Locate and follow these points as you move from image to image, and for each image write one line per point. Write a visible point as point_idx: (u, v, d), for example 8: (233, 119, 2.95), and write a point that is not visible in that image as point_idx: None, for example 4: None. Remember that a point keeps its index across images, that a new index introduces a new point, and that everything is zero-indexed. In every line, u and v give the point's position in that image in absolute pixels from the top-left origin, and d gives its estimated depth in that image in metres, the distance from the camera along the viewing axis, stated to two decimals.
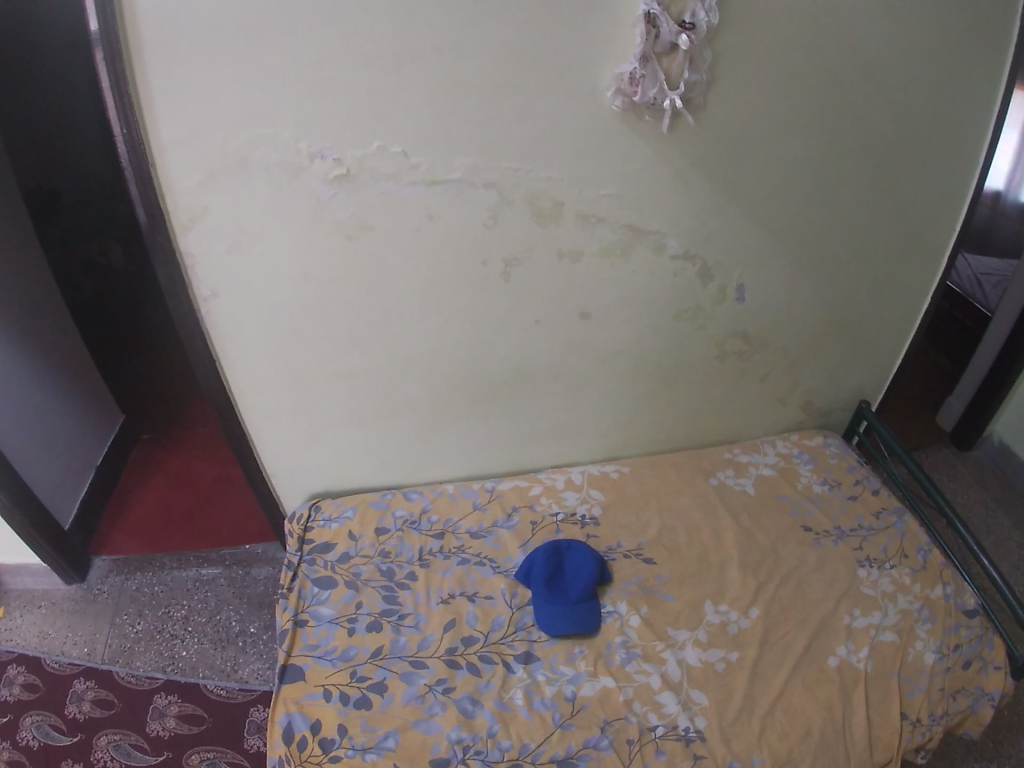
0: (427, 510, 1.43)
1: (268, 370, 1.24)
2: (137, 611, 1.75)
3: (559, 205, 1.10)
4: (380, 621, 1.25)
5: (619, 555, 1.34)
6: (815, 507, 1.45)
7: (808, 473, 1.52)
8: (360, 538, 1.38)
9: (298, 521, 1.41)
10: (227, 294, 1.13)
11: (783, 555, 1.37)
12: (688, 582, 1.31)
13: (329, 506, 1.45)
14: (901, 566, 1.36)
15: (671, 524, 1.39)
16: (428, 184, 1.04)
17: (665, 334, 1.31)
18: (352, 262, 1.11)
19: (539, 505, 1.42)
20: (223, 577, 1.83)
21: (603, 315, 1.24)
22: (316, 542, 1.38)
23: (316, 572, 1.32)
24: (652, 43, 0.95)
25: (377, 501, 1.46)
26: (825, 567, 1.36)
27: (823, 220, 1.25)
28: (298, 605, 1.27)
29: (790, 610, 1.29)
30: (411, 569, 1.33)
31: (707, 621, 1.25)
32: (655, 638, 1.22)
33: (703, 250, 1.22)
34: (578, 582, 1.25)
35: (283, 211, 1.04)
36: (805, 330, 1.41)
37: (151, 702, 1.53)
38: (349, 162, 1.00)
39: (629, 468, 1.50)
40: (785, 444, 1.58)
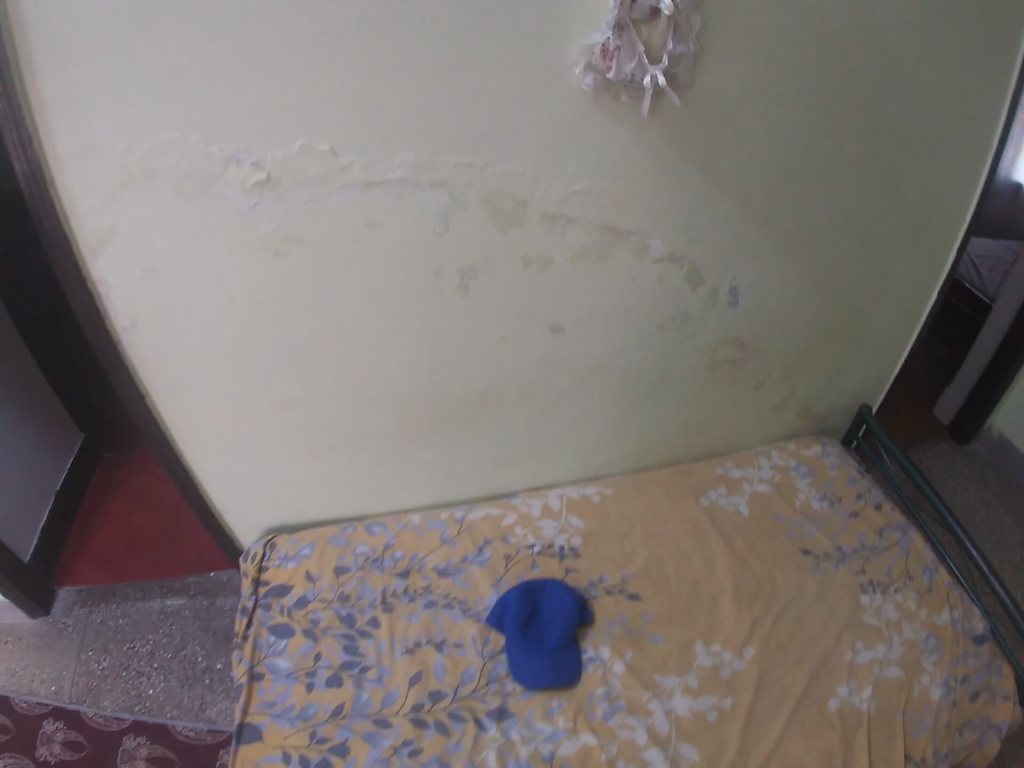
0: (390, 546, 1.28)
1: (204, 402, 1.08)
2: (103, 644, 1.61)
3: (523, 205, 0.93)
4: (340, 674, 1.12)
5: (601, 592, 1.21)
6: (814, 527, 1.32)
7: (807, 488, 1.38)
8: (319, 579, 1.24)
9: (252, 561, 1.26)
10: (150, 323, 0.96)
11: (780, 584, 1.24)
12: (677, 620, 1.18)
13: (285, 542, 1.30)
14: (906, 589, 1.24)
15: (659, 553, 1.27)
16: (364, 187, 0.87)
17: (649, 346, 1.16)
18: (285, 281, 0.94)
19: (513, 537, 1.28)
20: (187, 608, 1.68)
21: (579, 327, 1.09)
22: (271, 585, 1.23)
23: (271, 619, 1.19)
24: (627, 8, 0.78)
25: (336, 537, 1.30)
26: (827, 595, 1.23)
27: (822, 214, 1.09)
28: (254, 657, 1.14)
29: (788, 647, 1.16)
30: (373, 614, 1.19)
31: (698, 664, 1.13)
32: (642, 687, 1.10)
33: (691, 251, 1.06)
34: (556, 627, 1.13)
35: (199, 225, 0.87)
36: (803, 333, 1.27)
37: (122, 744, 1.39)
38: (269, 165, 0.83)
39: (612, 489, 1.36)
40: (781, 455, 1.43)
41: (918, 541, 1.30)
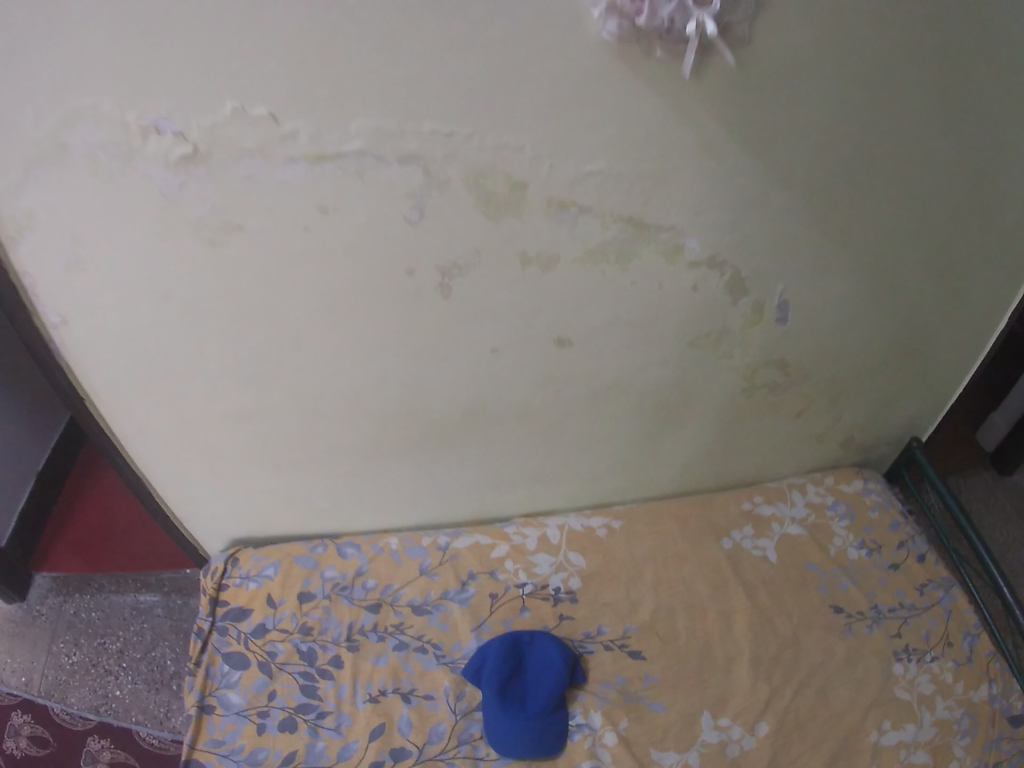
0: (362, 573, 1.06)
1: (155, 411, 0.91)
2: (76, 635, 1.45)
3: (518, 187, 0.74)
4: (295, 718, 0.93)
5: (598, 646, 1.00)
6: (849, 581, 1.10)
7: (843, 533, 1.15)
8: (280, 606, 1.03)
9: (212, 577, 1.06)
10: (83, 322, 0.79)
11: (806, 648, 1.03)
12: (684, 685, 0.97)
13: (249, 558, 1.08)
14: (944, 659, 1.03)
15: (670, 606, 1.04)
16: (313, 161, 0.68)
17: (674, 364, 0.95)
18: (225, 274, 0.76)
19: (502, 575, 1.06)
20: (161, 606, 1.50)
21: (588, 340, 0.89)
22: (229, 608, 1.03)
23: (226, 646, 0.99)
24: None
25: (304, 557, 1.08)
26: (855, 664, 1.02)
27: (892, 217, 0.87)
28: (205, 688, 0.96)
29: (809, 724, 0.96)
30: (337, 652, 0.99)
31: (704, 741, 0.92)
32: (635, 765, 0.89)
33: (733, 252, 0.85)
34: (544, 686, 0.92)
35: (122, 205, 0.69)
36: (853, 355, 1.05)
37: (85, 745, 1.28)
38: (196, 136, 0.65)
39: (621, 522, 1.12)
40: (818, 490, 1.20)
41: (963, 601, 1.09)
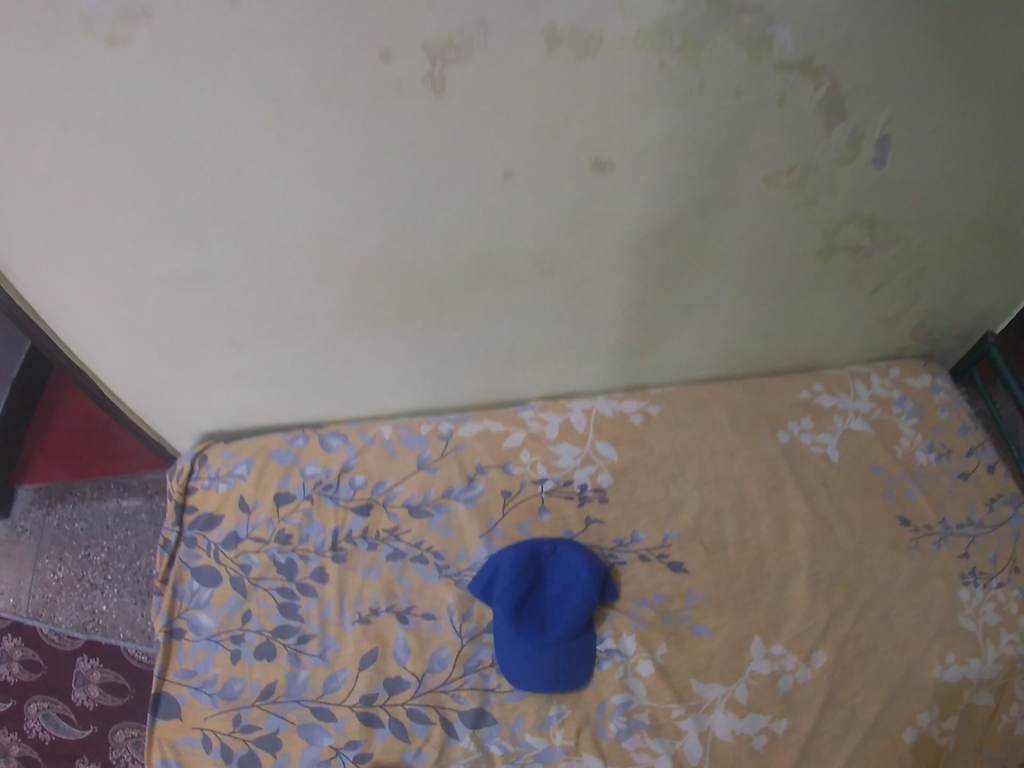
0: (350, 469, 0.83)
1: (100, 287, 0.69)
2: (60, 546, 1.20)
3: None
4: (274, 643, 0.77)
5: (632, 557, 0.79)
6: (917, 488, 0.88)
7: (912, 433, 0.92)
8: (256, 511, 0.83)
9: (175, 480, 0.85)
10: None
11: (872, 564, 0.83)
12: (733, 605, 0.77)
13: (220, 455, 0.87)
14: (1011, 587, 0.82)
15: (718, 507, 0.81)
16: None
17: (744, 211, 0.69)
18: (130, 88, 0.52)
19: (517, 467, 0.82)
20: (144, 513, 1.23)
21: (634, 166, 0.62)
22: (199, 514, 0.83)
23: (196, 559, 0.81)
24: None
25: (282, 451, 0.86)
26: (921, 588, 0.82)
27: None
28: (172, 609, 0.79)
29: (871, 655, 0.78)
30: (320, 565, 0.80)
31: (753, 671, 0.76)
32: (673, 698, 0.74)
33: (844, 54, 0.58)
34: (567, 611, 0.73)
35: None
36: (956, 215, 0.78)
37: (74, 666, 1.08)
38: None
39: (660, 408, 0.86)
40: (882, 382, 0.94)
41: None
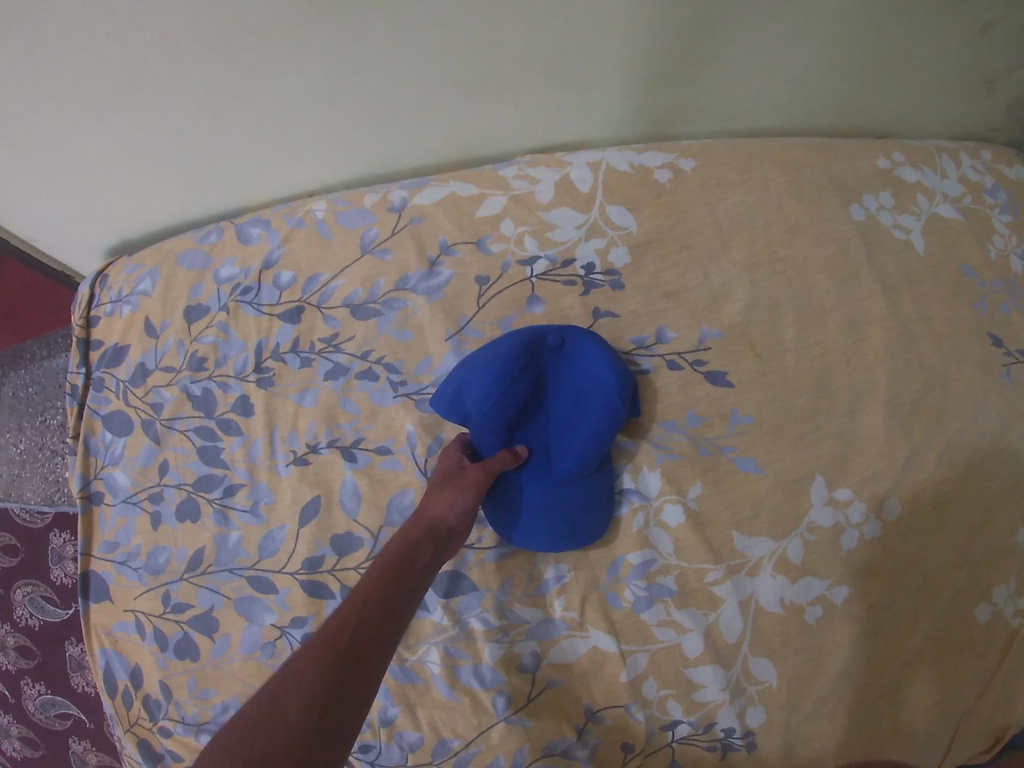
0: (273, 265, 0.62)
1: None
2: (18, 416, 0.95)
3: None
4: (196, 500, 0.59)
5: (658, 362, 0.58)
6: (1014, 301, 0.66)
7: (1005, 232, 0.69)
8: (163, 332, 0.62)
9: (74, 312, 0.66)
10: None
11: (960, 391, 0.62)
12: (787, 434, 0.58)
13: (122, 272, 0.66)
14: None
15: (769, 302, 0.60)
16: None
17: None
18: None
19: (496, 246, 0.60)
20: None
21: None
22: (104, 347, 0.64)
23: (105, 406, 0.63)
24: None
25: (192, 255, 0.64)
26: (1012, 426, 0.63)
27: None
28: (88, 470, 0.63)
29: (952, 507, 0.60)
30: (245, 394, 0.60)
31: (811, 524, 0.57)
32: (707, 558, 0.55)
33: None
34: (578, 440, 0.53)
35: None
36: None
37: (46, 542, 0.87)
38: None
39: (696, 162, 0.63)
40: (973, 163, 0.72)
41: None
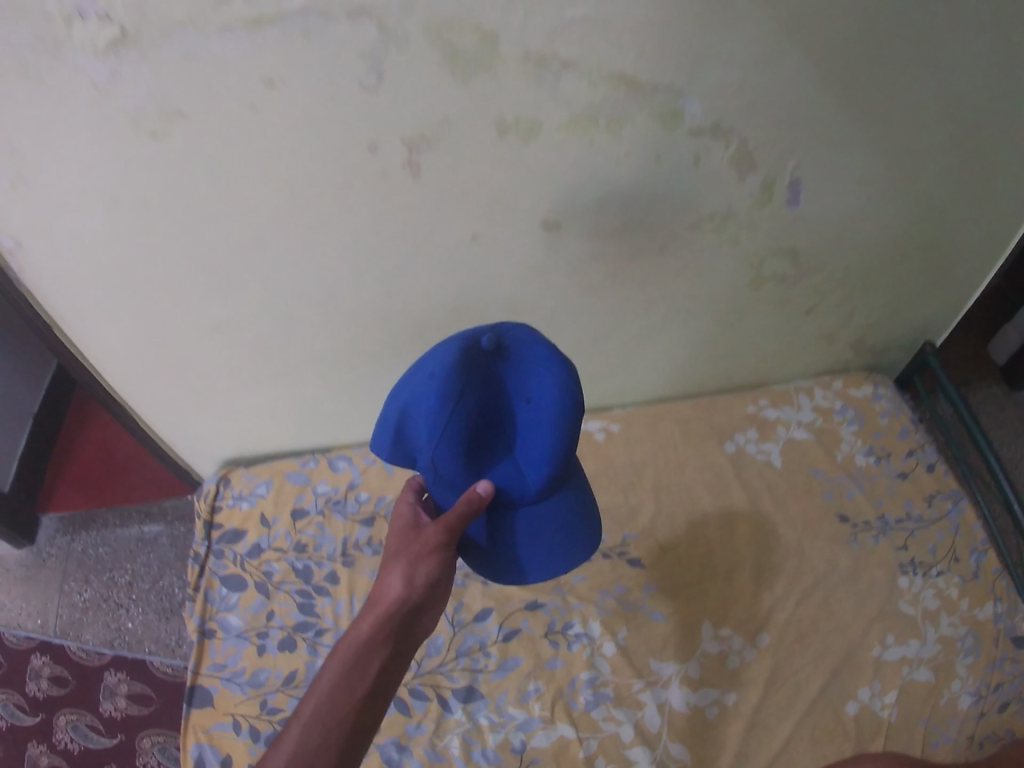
0: (355, 486, 0.99)
1: (119, 328, 0.92)
2: (87, 569, 1.38)
3: (490, 40, 0.65)
4: (294, 638, 0.89)
5: (596, 556, 0.94)
6: (856, 489, 1.04)
7: (852, 439, 1.09)
8: (276, 524, 0.97)
9: (201, 501, 0.99)
10: (32, 240, 0.78)
11: (811, 556, 0.97)
12: (686, 593, 0.92)
13: (241, 478, 1.01)
14: (950, 574, 0.97)
15: (668, 512, 0.99)
16: (250, 25, 0.62)
17: (684, 251, 0.88)
18: (169, 165, 0.72)
19: None
20: (165, 537, 1.41)
21: (576, 224, 0.83)
22: (224, 529, 0.97)
23: (224, 568, 0.94)
24: None
25: (296, 474, 1.00)
26: (859, 577, 0.96)
27: (913, 79, 0.77)
28: (204, 613, 0.91)
29: (814, 635, 0.91)
30: (333, 569, 0.93)
31: (703, 650, 0.89)
32: (635, 675, 0.86)
33: (744, 123, 0.76)
34: (537, 451, 0.61)
35: (50, 93, 0.65)
36: (871, 243, 0.98)
37: (101, 680, 1.23)
38: (121, 15, 0.60)
39: (620, 426, 1.06)
40: (825, 394, 1.13)
41: (971, 513, 1.03)
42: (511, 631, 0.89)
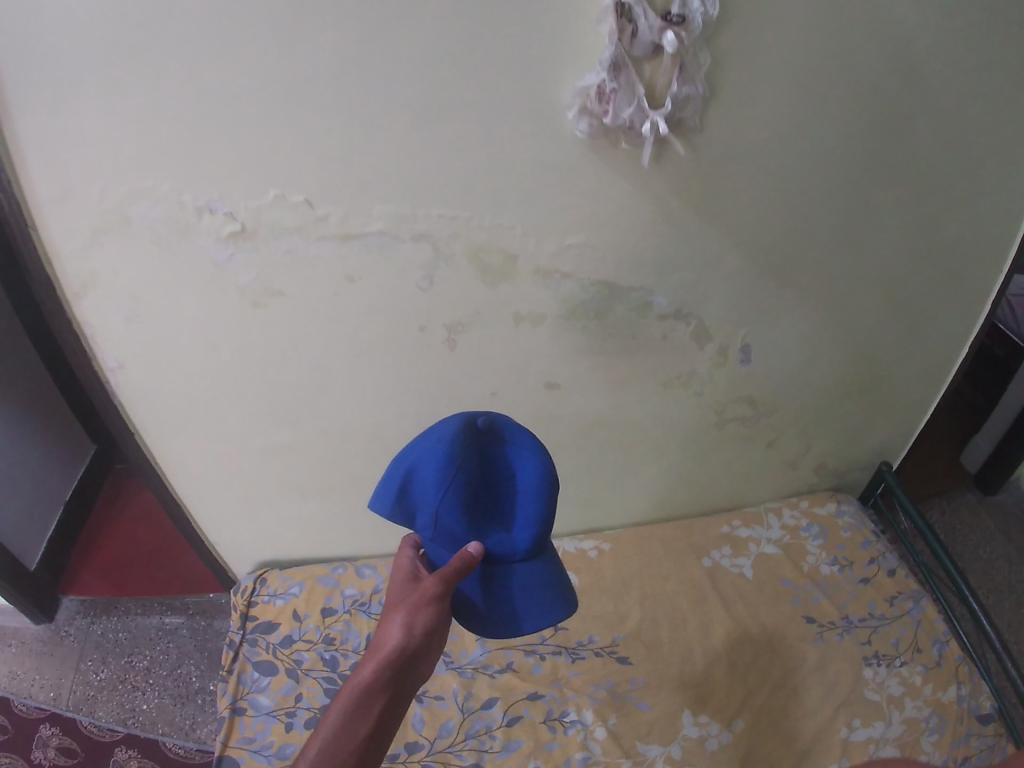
0: (377, 591, 1.28)
1: (194, 445, 1.17)
2: (105, 651, 1.62)
3: (512, 260, 0.94)
4: (318, 717, 1.10)
5: (590, 653, 1.14)
6: (821, 594, 1.23)
7: (816, 551, 1.31)
8: (306, 619, 1.23)
9: (241, 595, 1.27)
10: (133, 365, 1.04)
11: (780, 653, 1.15)
12: (669, 686, 1.10)
13: (276, 579, 1.30)
14: (912, 663, 1.13)
15: (653, 618, 1.20)
16: (341, 238, 0.91)
17: (654, 404, 1.17)
18: (266, 330, 1.00)
19: None
20: (185, 628, 1.66)
21: (572, 385, 1.11)
22: (258, 620, 1.23)
23: (256, 654, 1.18)
24: (626, 43, 0.76)
25: (326, 577, 1.31)
26: (827, 667, 1.13)
27: (823, 271, 1.07)
28: (237, 692, 1.13)
29: (783, 722, 1.07)
30: (355, 660, 1.17)
31: (683, 735, 1.04)
32: (622, 755, 1.01)
33: (699, 309, 1.05)
34: (523, 515, 0.79)
35: (184, 274, 0.93)
36: (816, 392, 1.25)
37: (110, 753, 1.42)
38: (243, 215, 0.88)
39: (611, 544, 1.31)
40: (792, 514, 1.38)
41: (930, 610, 1.21)
42: (514, 717, 1.06)
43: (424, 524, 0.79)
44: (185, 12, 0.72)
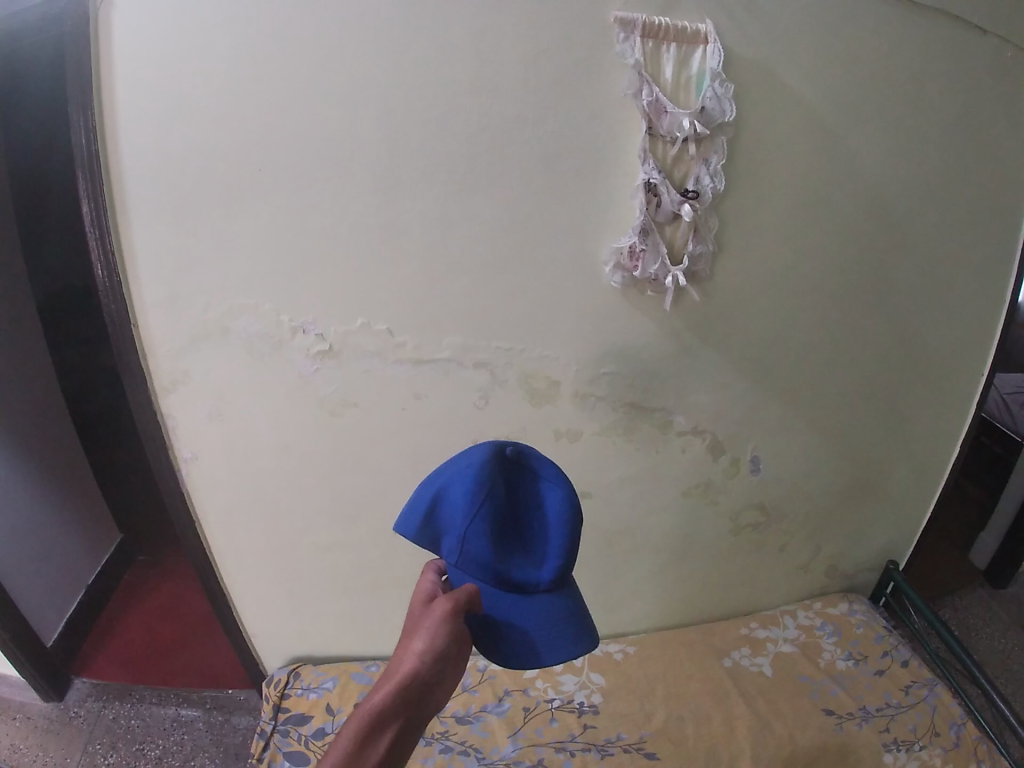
0: None
1: (249, 538, 1.27)
2: (113, 735, 1.62)
3: (555, 385, 1.10)
4: None
5: (618, 749, 1.20)
6: (838, 686, 1.30)
7: (832, 647, 1.40)
8: (338, 712, 1.30)
9: (276, 685, 1.36)
10: (206, 457, 1.18)
11: (802, 745, 1.20)
12: None
13: (310, 673, 1.40)
14: (932, 746, 1.19)
15: (679, 715, 1.26)
16: (414, 362, 1.07)
17: (673, 510, 1.29)
18: (336, 435, 1.14)
19: (533, 690, 1.31)
20: (202, 721, 1.64)
21: (602, 492, 1.23)
22: (291, 711, 1.31)
23: (288, 745, 1.24)
24: (653, 212, 0.94)
25: (359, 674, 1.39)
26: (848, 757, 1.18)
27: (824, 389, 1.22)
28: None
29: None
30: None
31: None
32: None
33: (712, 426, 1.20)
34: (552, 549, 0.83)
35: (263, 380, 1.08)
36: (822, 498, 1.37)
37: None
38: (331, 337, 1.04)
39: (635, 647, 1.41)
40: (807, 614, 1.47)
41: (945, 696, 1.28)
42: None
43: (450, 550, 0.81)
44: (299, 180, 0.92)
